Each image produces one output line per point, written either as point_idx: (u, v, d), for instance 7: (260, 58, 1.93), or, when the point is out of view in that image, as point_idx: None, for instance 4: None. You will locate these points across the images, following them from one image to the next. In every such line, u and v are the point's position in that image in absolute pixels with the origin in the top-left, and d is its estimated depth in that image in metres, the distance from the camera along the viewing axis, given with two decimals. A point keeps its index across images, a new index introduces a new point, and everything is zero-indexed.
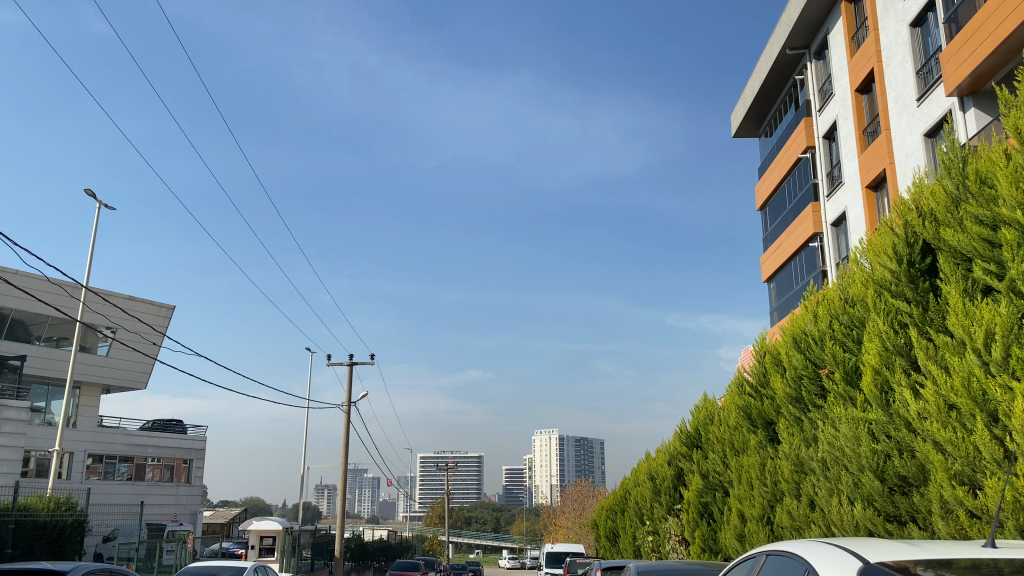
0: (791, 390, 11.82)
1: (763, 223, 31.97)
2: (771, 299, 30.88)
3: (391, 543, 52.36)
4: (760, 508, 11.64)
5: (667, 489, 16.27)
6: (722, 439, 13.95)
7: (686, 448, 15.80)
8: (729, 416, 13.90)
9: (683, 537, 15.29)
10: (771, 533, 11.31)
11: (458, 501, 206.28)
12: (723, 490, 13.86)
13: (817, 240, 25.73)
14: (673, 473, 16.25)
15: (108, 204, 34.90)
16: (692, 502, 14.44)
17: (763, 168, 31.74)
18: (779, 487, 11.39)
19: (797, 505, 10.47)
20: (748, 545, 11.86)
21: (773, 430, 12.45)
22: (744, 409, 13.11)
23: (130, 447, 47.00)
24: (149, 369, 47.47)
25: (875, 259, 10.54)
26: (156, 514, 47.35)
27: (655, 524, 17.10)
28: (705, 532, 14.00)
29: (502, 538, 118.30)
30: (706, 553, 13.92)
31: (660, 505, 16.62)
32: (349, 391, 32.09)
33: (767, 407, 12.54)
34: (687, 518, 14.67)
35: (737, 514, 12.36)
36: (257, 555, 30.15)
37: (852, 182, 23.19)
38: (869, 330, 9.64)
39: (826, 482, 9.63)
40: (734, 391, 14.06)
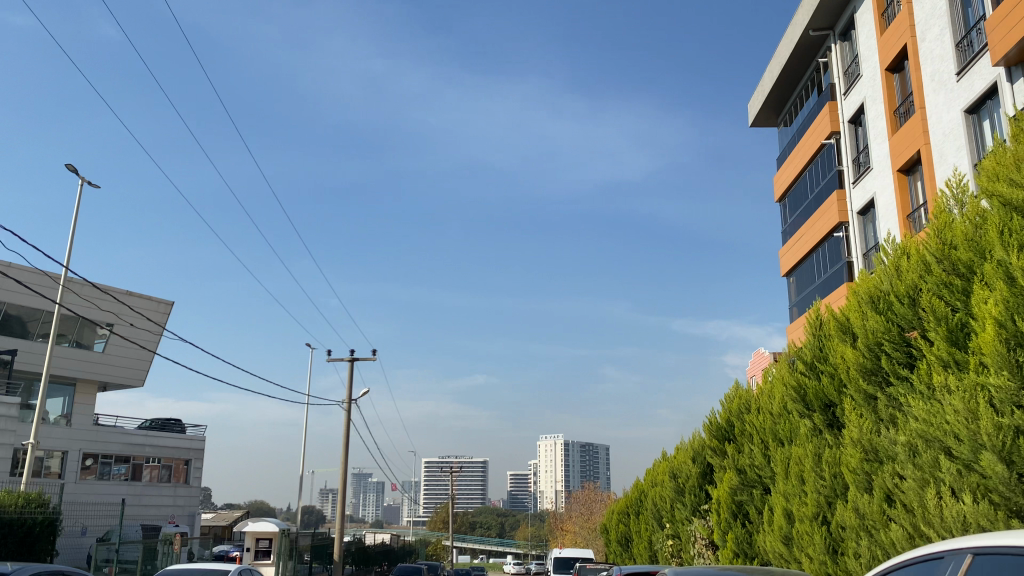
0: (864, 362, 10.51)
1: (781, 215, 30.63)
2: (789, 295, 29.56)
3: (394, 547, 50.96)
4: (815, 506, 10.39)
5: (691, 488, 15.05)
6: (761, 429, 12.76)
7: (716, 441, 14.61)
8: (771, 404, 12.64)
9: (711, 540, 14.02)
10: (828, 534, 10.04)
11: (463, 506, 204.78)
12: (762, 487, 12.68)
13: (842, 230, 24.40)
14: (700, 469, 15.06)
15: (90, 183, 30.12)
16: (723, 501, 13.22)
17: (781, 158, 30.42)
18: (841, 481, 10.14)
19: (869, 500, 9.17)
20: (796, 548, 10.62)
21: (833, 414, 11.21)
22: (794, 392, 11.89)
23: (125, 447, 45.70)
24: (148, 367, 46.28)
25: (997, 186, 9.03)
26: (152, 516, 46.12)
27: (676, 527, 15.84)
28: (739, 535, 12.81)
29: (507, 544, 116.83)
30: (739, 558, 12.71)
31: (682, 506, 15.36)
32: (349, 387, 30.74)
33: (829, 386, 11.29)
34: (717, 519, 13.48)
35: (782, 510, 11.13)
36: (251, 559, 28.75)
37: (882, 167, 21.81)
38: (993, 277, 8.26)
39: (917, 471, 8.29)
40: (778, 376, 12.80)
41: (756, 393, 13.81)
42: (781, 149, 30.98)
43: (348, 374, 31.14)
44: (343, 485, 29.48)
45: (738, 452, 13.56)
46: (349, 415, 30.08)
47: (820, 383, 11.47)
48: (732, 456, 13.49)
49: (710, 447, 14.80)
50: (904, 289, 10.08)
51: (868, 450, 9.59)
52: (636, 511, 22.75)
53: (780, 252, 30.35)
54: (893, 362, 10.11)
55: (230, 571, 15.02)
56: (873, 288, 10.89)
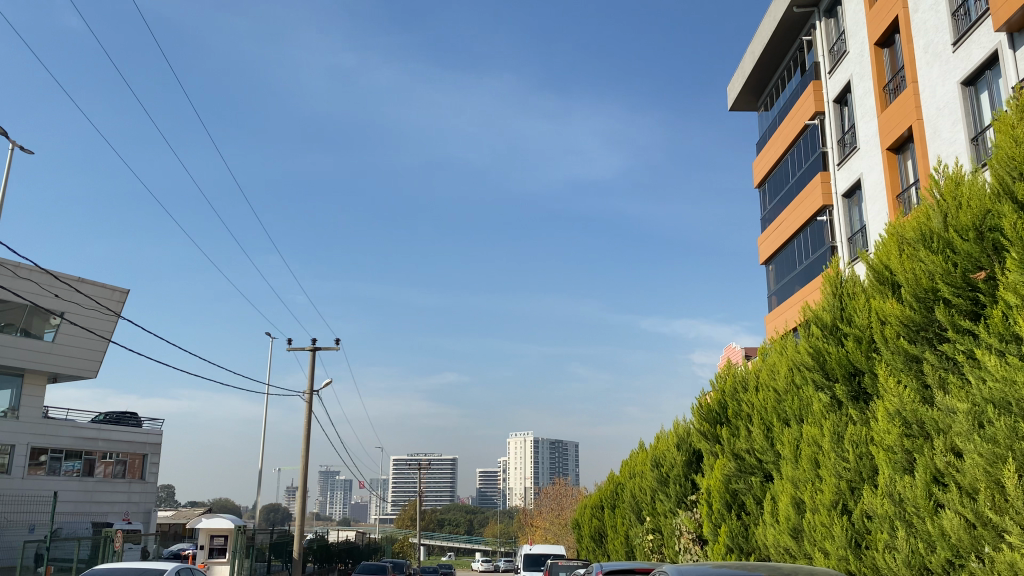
0: (911, 317, 9.46)
1: (761, 201, 29.80)
2: (769, 283, 28.74)
3: (358, 545, 49.63)
4: (832, 493, 9.53)
5: (676, 476, 14.12)
6: (766, 409, 11.88)
7: (709, 423, 13.70)
8: (776, 383, 11.79)
9: (698, 534, 13.16)
10: (851, 524, 9.19)
11: (431, 503, 203.07)
12: (764, 474, 11.84)
13: (826, 213, 23.57)
14: (687, 456, 14.13)
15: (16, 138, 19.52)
16: (717, 491, 12.45)
17: (761, 142, 29.61)
18: (867, 464, 9.25)
19: (910, 482, 8.21)
20: (809, 541, 9.80)
21: (858, 384, 10.29)
22: (808, 363, 10.98)
23: (76, 441, 43.74)
24: (101, 357, 44.29)
25: None
26: (104, 513, 44.28)
27: (658, 520, 14.92)
28: (734, 530, 12.01)
29: (475, 541, 115.76)
30: (733, 554, 11.92)
31: (666, 498, 14.40)
32: (311, 378, 29.36)
33: (855, 352, 10.31)
34: (707, 511, 12.70)
35: (792, 500, 10.32)
36: (205, 557, 27.29)
37: (871, 146, 21.02)
38: None
39: (982, 443, 7.23)
40: (785, 352, 11.91)
41: (757, 371, 12.91)
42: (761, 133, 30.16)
43: (310, 363, 29.72)
44: (303, 479, 28.07)
45: (734, 435, 12.68)
46: (310, 406, 28.68)
47: (844, 348, 10.48)
48: (729, 440, 12.60)
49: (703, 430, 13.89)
50: (967, 221, 8.96)
51: (910, 423, 8.63)
52: (611, 505, 21.72)
53: (760, 239, 29.53)
54: (947, 313, 9.03)
55: (166, 569, 13.61)
56: (923, 223, 9.77)
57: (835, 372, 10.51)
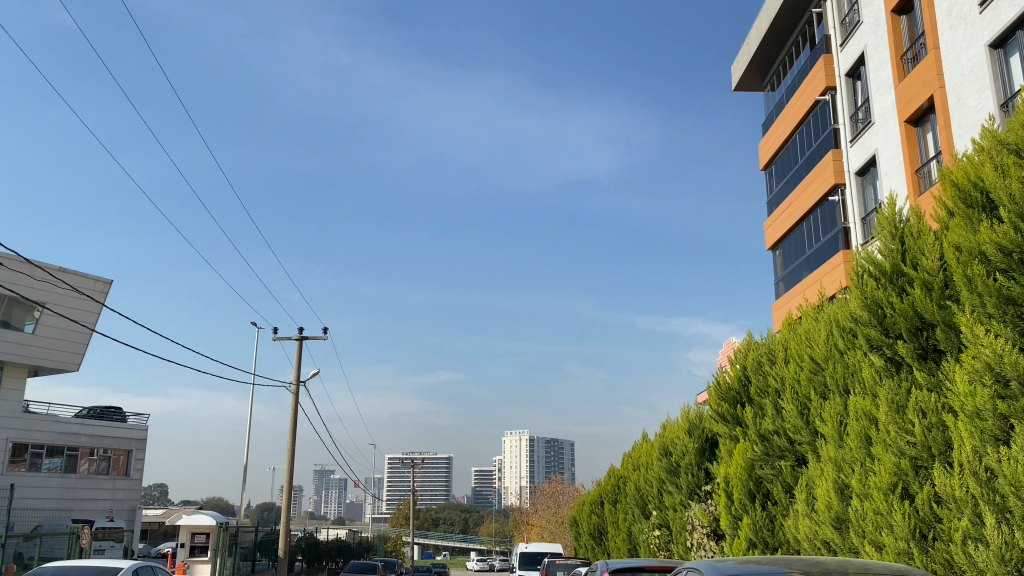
0: (1011, 238, 8.14)
1: (767, 184, 28.69)
2: (776, 269, 27.61)
3: (350, 543, 48.45)
4: (890, 474, 8.50)
5: (686, 464, 13.10)
6: (802, 381, 10.92)
7: (730, 404, 12.75)
8: (813, 355, 10.82)
9: (713, 529, 12.18)
10: (913, 509, 8.17)
11: (426, 502, 201.82)
12: (795, 458, 10.95)
13: (838, 193, 22.46)
14: (700, 442, 13.13)
15: None
16: (738, 479, 11.51)
17: (767, 123, 28.50)
18: (939, 436, 8.17)
19: (1004, 455, 7.12)
20: (855, 531, 8.82)
21: (925, 341, 9.16)
22: (857, 326, 9.96)
23: (59, 437, 42.41)
24: (84, 349, 43.04)
25: None
26: (88, 510, 43.04)
27: (667, 514, 13.85)
28: (759, 522, 11.10)
29: (469, 540, 114.71)
30: (755, 549, 11.02)
31: (676, 491, 13.37)
32: (296, 369, 28.09)
33: (924, 301, 9.15)
34: (724, 503, 11.76)
35: (835, 484, 9.36)
36: (186, 555, 26.07)
37: (886, 120, 19.91)
38: None
39: None
40: (826, 319, 10.92)
41: (786, 345, 11.94)
42: (767, 114, 29.04)
43: (297, 353, 28.49)
44: (289, 474, 26.84)
45: (759, 416, 11.71)
46: (297, 397, 27.48)
47: (908, 299, 9.35)
48: (757, 421, 11.62)
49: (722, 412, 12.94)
50: None
51: (1005, 382, 7.48)
52: (613, 499, 20.55)
53: (766, 223, 28.40)
54: None
55: (122, 568, 12.37)
56: None
57: (894, 330, 9.44)
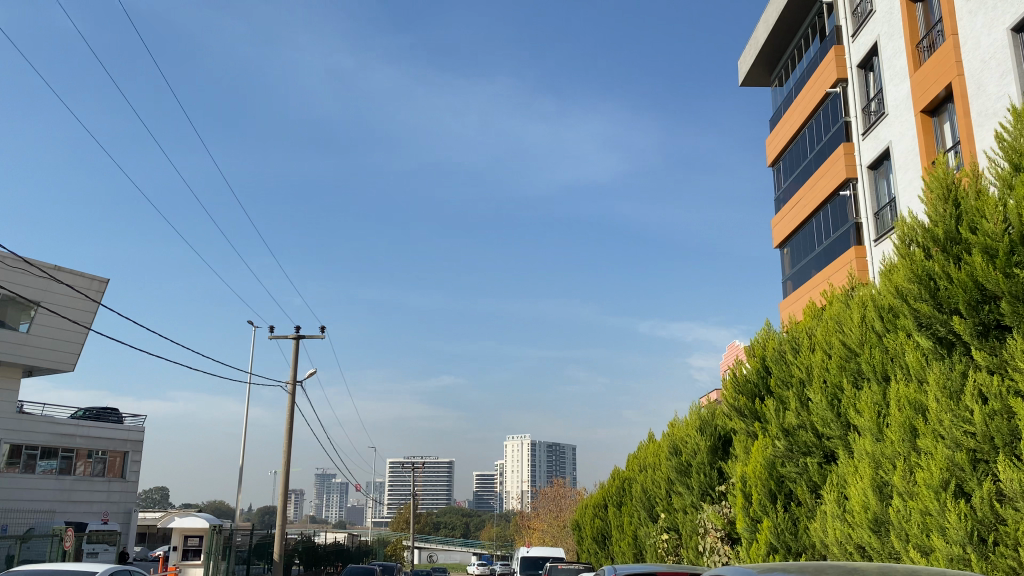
0: None
1: (774, 180, 28.01)
2: (783, 267, 26.93)
3: (348, 547, 47.79)
4: (944, 468, 7.83)
5: (698, 463, 12.50)
6: (839, 370, 10.34)
7: (749, 399, 12.19)
8: (852, 343, 10.23)
9: (728, 533, 11.57)
10: (972, 508, 7.50)
11: (427, 506, 201.01)
12: (823, 454, 10.39)
13: (849, 188, 21.79)
14: (712, 440, 12.54)
15: None
16: (762, 478, 10.91)
17: (775, 118, 27.85)
18: (1005, 425, 7.48)
19: None
20: (899, 533, 8.18)
21: (985, 316, 8.46)
22: (900, 307, 9.41)
23: (53, 437, 41.76)
24: (80, 350, 42.40)
25: None
26: (82, 513, 42.39)
27: (677, 516, 13.21)
28: (781, 525, 10.50)
29: (471, 544, 114.05)
30: (777, 554, 10.41)
31: (687, 492, 12.74)
32: (293, 368, 27.40)
33: (984, 270, 8.39)
34: (743, 504, 11.15)
35: (875, 481, 8.73)
36: (179, 559, 25.43)
37: (901, 110, 19.26)
38: None
39: None
40: (864, 304, 10.32)
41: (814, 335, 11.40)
42: (774, 109, 28.40)
43: (293, 352, 27.84)
44: (285, 475, 26.16)
45: (784, 410, 11.10)
46: (293, 397, 26.82)
47: (964, 269, 8.63)
48: (781, 415, 11.06)
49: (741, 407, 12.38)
50: None
51: None
52: (617, 502, 19.85)
53: (774, 220, 27.71)
54: None
55: (98, 571, 11.70)
56: None
57: (949, 305, 8.77)
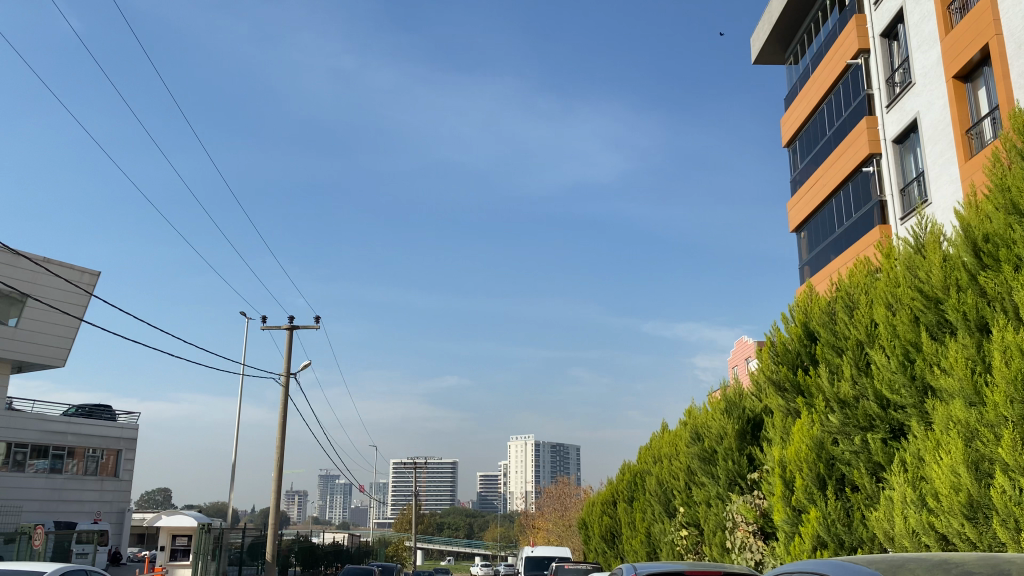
0: None
1: (790, 161, 26.81)
2: (800, 252, 25.74)
3: (347, 547, 46.63)
4: None
5: (724, 449, 11.41)
6: (917, 329, 9.25)
7: (790, 373, 11.15)
8: (935, 287, 9.16)
9: (762, 529, 10.41)
10: None
11: (430, 506, 199.81)
12: (889, 428, 9.36)
13: (872, 164, 20.59)
14: (741, 424, 11.48)
15: None
16: (810, 460, 9.73)
17: (790, 96, 26.66)
18: None
19: None
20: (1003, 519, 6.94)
21: None
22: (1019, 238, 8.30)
23: (43, 435, 40.57)
24: (71, 344, 41.31)
25: None
26: (73, 513, 41.31)
27: (698, 510, 12.06)
28: (832, 515, 9.27)
29: (475, 545, 112.94)
30: (825, 549, 9.17)
31: (713, 482, 11.59)
32: (287, 358, 26.21)
33: None
34: (783, 493, 9.95)
35: (967, 456, 7.48)
36: (166, 559, 24.33)
37: (930, 78, 18.07)
38: None
39: None
40: (946, 256, 9.30)
41: (873, 297, 10.35)
42: (789, 87, 27.21)
43: (287, 343, 26.70)
44: (276, 471, 24.97)
45: (843, 378, 10.01)
46: (287, 389, 25.69)
47: None
48: (835, 390, 9.97)
49: (781, 383, 11.32)
50: None
51: None
52: (629, 498, 18.60)
53: (789, 203, 26.49)
54: None
55: (47, 571, 9.91)
56: None
57: None
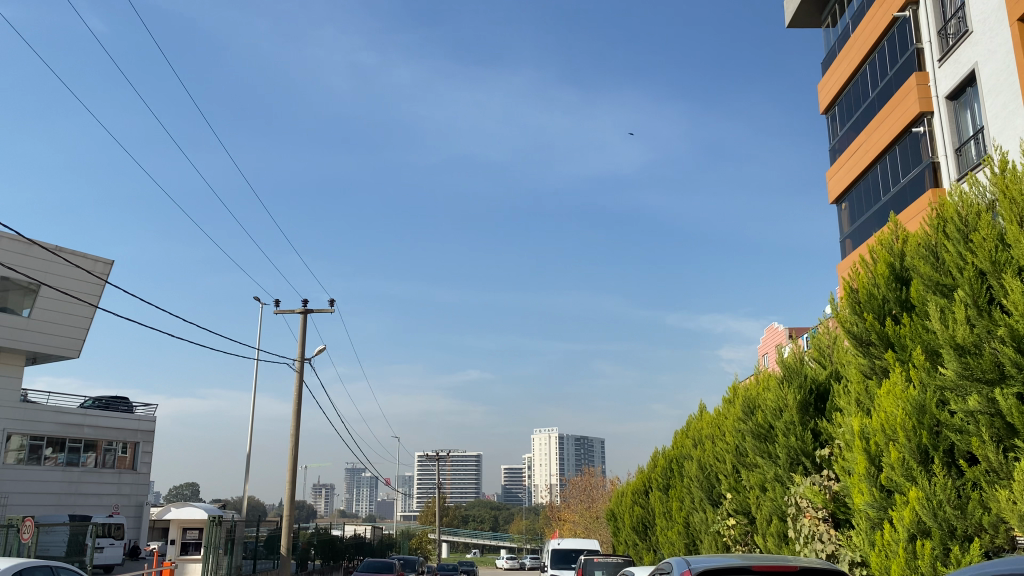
0: None
1: (828, 129, 25.18)
2: (840, 226, 24.20)
3: (369, 540, 45.55)
4: None
5: (784, 424, 10.03)
6: None
7: (878, 323, 9.62)
8: None
9: (830, 515, 9.10)
10: None
11: (456, 499, 199.35)
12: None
13: (922, 124, 19.03)
14: (803, 395, 10.13)
15: None
16: (909, 431, 8.13)
17: (827, 61, 25.06)
18: None
19: None
20: None
21: None
22: None
23: (59, 427, 39.90)
24: (86, 334, 40.61)
25: None
26: (91, 506, 40.64)
27: (750, 496, 10.81)
28: (938, 495, 7.72)
29: (501, 537, 112.14)
30: (929, 537, 7.65)
31: (770, 464, 10.29)
32: (300, 343, 25.08)
33: None
34: (871, 473, 8.45)
35: None
36: (176, 553, 23.49)
37: (991, 22, 16.46)
38: None
39: None
40: None
41: (992, 223, 8.61)
42: (826, 52, 25.61)
43: (300, 328, 25.56)
44: (290, 460, 23.84)
45: (952, 322, 8.24)
46: (301, 374, 24.55)
47: None
48: (945, 335, 8.23)
49: (864, 338, 9.82)
50: None
51: None
52: (665, 485, 17.17)
53: (828, 174, 24.89)
54: None
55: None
56: None
57: None
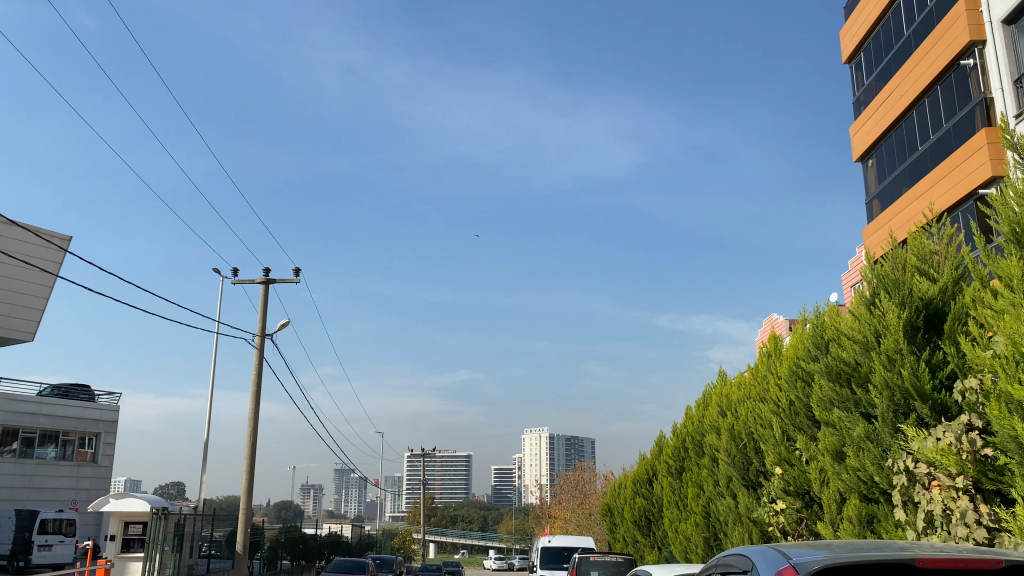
0: None
1: (852, 80, 22.69)
2: (867, 186, 21.71)
3: (347, 540, 42.75)
4: None
5: (890, 353, 8.11)
6: None
7: None
8: None
9: (966, 489, 6.62)
10: None
11: (444, 499, 196.50)
12: None
13: (972, 56, 16.47)
14: (911, 315, 8.22)
15: None
16: None
17: (851, 5, 22.60)
18: None
19: None
20: None
21: None
22: None
23: (10, 416, 36.90)
24: (40, 315, 37.60)
25: None
26: (45, 501, 37.81)
27: (830, 470, 8.77)
28: None
29: (490, 538, 109.29)
30: None
31: (861, 429, 8.21)
32: (261, 317, 22.37)
33: None
34: None
35: None
36: (117, 551, 20.87)
37: None
38: None
39: None
40: None
41: None
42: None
43: (261, 299, 22.86)
44: (247, 445, 21.13)
45: None
46: (261, 350, 21.85)
47: None
48: None
49: None
50: None
51: None
52: (677, 470, 14.64)
53: (852, 129, 22.39)
54: None
55: None
56: None
57: None
